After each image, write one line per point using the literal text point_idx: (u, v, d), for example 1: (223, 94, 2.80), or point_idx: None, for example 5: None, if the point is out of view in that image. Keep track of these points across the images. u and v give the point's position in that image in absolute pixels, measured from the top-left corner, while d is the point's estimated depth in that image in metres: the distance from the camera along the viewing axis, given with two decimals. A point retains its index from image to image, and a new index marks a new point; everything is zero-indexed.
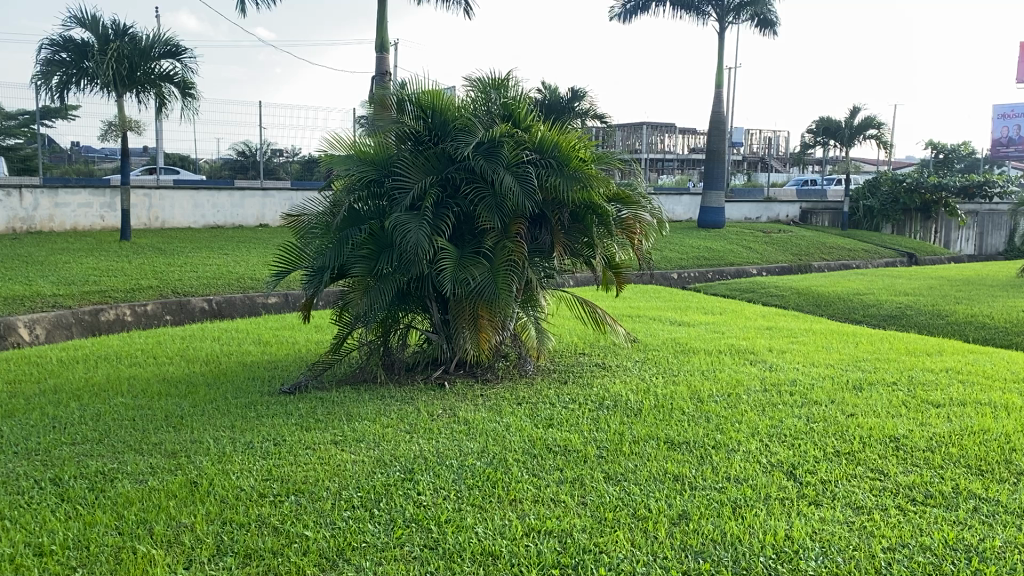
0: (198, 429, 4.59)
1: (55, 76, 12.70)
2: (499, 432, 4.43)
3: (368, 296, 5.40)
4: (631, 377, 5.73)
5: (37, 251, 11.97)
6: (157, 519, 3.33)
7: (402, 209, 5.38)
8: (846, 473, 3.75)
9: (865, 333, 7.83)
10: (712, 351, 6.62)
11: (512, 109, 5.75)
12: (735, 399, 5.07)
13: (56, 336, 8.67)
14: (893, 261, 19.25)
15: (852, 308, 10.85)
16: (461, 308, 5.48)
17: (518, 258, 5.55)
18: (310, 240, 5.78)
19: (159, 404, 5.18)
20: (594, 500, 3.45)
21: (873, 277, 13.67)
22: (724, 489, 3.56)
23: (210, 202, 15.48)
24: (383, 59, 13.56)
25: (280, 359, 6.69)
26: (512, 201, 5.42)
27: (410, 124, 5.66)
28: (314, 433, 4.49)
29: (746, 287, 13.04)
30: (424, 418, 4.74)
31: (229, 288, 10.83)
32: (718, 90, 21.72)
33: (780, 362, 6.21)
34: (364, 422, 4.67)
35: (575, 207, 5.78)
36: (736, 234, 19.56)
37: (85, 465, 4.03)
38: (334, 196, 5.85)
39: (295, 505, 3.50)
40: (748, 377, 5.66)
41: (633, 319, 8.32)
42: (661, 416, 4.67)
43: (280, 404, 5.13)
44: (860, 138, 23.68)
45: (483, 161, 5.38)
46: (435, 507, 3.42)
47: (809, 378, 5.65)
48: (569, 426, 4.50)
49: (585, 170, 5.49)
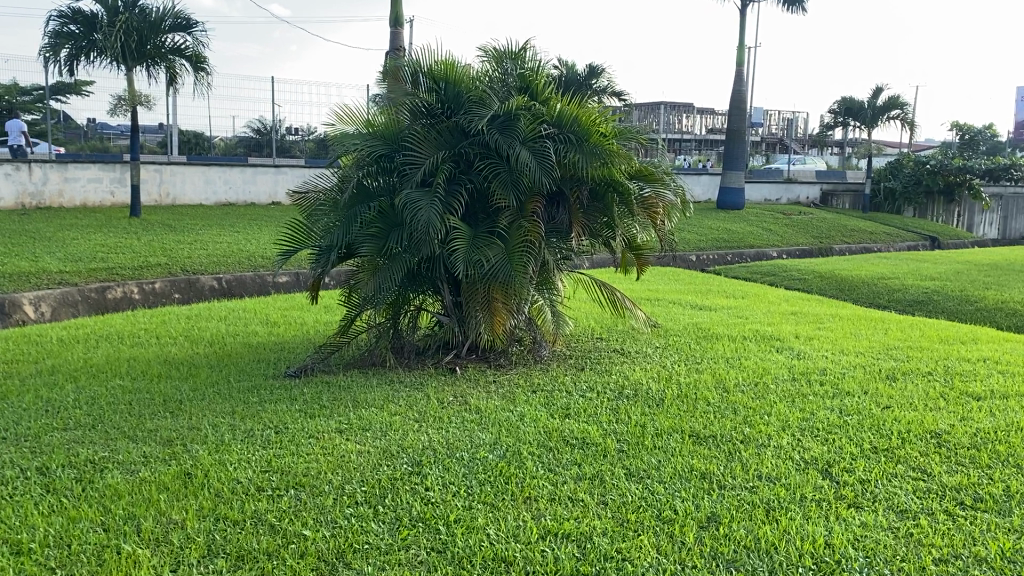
0: (195, 415, 4.37)
1: (64, 49, 12.49)
2: (512, 422, 4.17)
3: (377, 277, 5.15)
4: (651, 364, 5.47)
5: (45, 227, 11.80)
6: (146, 515, 3.12)
7: (413, 185, 5.12)
8: (888, 472, 3.49)
9: (893, 319, 7.52)
10: (735, 337, 6.34)
11: (529, 81, 5.47)
12: (763, 390, 4.80)
13: (61, 313, 8.51)
14: (915, 245, 18.84)
15: (876, 293, 10.51)
16: (474, 291, 5.24)
17: (535, 238, 5.26)
18: (317, 218, 5.54)
19: (158, 388, 4.96)
20: (614, 499, 3.21)
21: (899, 261, 13.30)
22: (757, 490, 3.31)
23: (222, 178, 15.22)
24: (398, 34, 13.24)
25: (287, 340, 6.45)
26: (528, 178, 5.14)
27: (422, 97, 5.39)
28: (318, 420, 4.26)
29: (766, 270, 12.72)
30: (434, 406, 4.49)
31: (239, 266, 10.62)
32: (739, 68, 21.30)
33: (807, 350, 5.92)
34: (370, 410, 4.43)
35: (595, 184, 5.52)
36: (756, 216, 19.21)
37: (75, 453, 3.82)
38: (342, 172, 5.58)
39: (294, 500, 3.27)
40: (775, 366, 5.38)
41: (652, 303, 8.05)
42: (685, 406, 4.42)
43: (284, 389, 4.90)
44: (883, 118, 23.19)
45: (499, 136, 5.10)
46: (444, 505, 3.18)
47: (839, 368, 5.36)
48: (587, 417, 4.24)
49: (605, 145, 5.21)
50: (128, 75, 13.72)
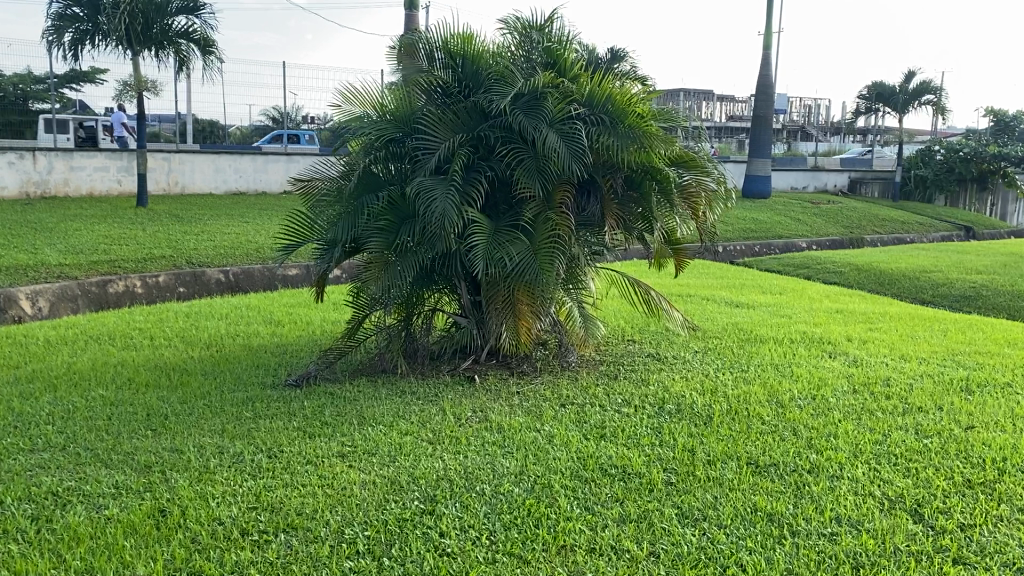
0: (181, 435, 3.84)
1: (68, 33, 12.01)
2: (541, 445, 3.63)
3: (387, 275, 4.59)
4: (692, 372, 4.91)
5: (48, 217, 11.34)
6: (106, 568, 2.60)
7: (426, 173, 4.57)
8: (993, 516, 2.93)
9: (949, 318, 6.93)
10: (782, 340, 5.77)
11: (557, 55, 4.91)
12: (823, 404, 4.25)
13: (60, 309, 8.04)
14: (950, 235, 18.12)
15: (919, 288, 9.89)
16: (496, 291, 4.68)
17: (565, 232, 4.70)
18: (320, 210, 5.01)
19: (143, 399, 4.45)
20: (667, 550, 2.68)
21: (940, 253, 12.64)
22: (838, 539, 2.76)
23: (232, 166, 14.72)
24: (414, 17, 12.68)
25: (291, 343, 5.91)
26: (557, 164, 4.57)
27: (436, 75, 4.86)
28: (318, 442, 3.72)
29: (799, 263, 12.10)
30: (451, 424, 3.95)
31: (248, 258, 10.12)
32: (767, 52, 20.59)
33: (863, 355, 5.34)
34: (378, 428, 3.90)
35: (630, 171, 4.94)
36: (784, 205, 18.53)
37: (36, 482, 3.31)
38: (348, 158, 5.05)
39: (283, 548, 2.74)
40: (831, 374, 4.82)
41: (684, 300, 7.48)
42: (736, 427, 3.87)
43: (283, 401, 4.37)
44: (914, 104, 22.40)
45: (523, 117, 4.55)
46: (462, 556, 2.65)
47: (906, 378, 4.78)
48: (625, 439, 3.70)
49: (642, 126, 4.63)
50: (134, 60, 13.25)
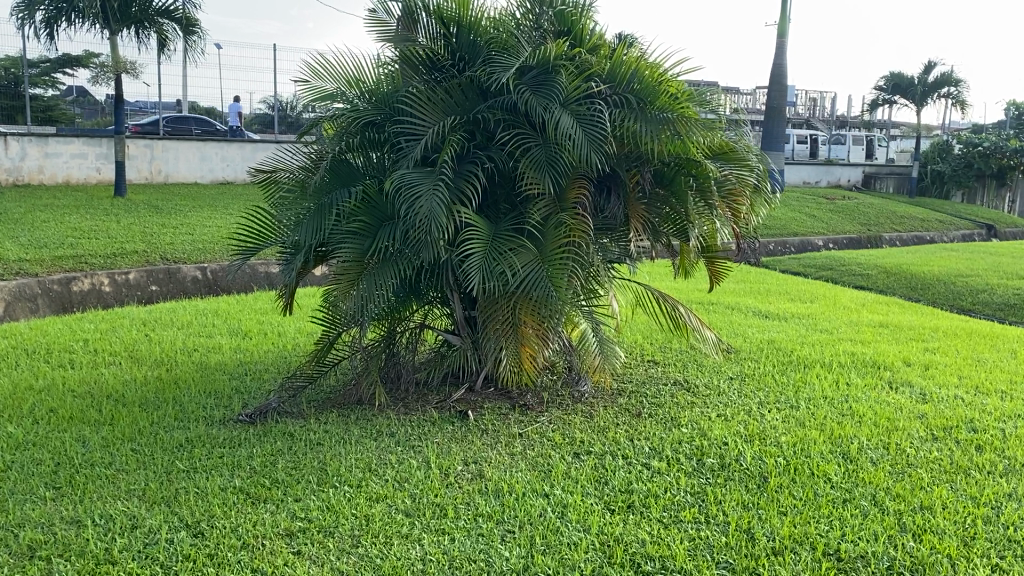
0: (88, 500, 2.98)
1: (41, 10, 11.09)
2: (552, 519, 2.79)
3: (361, 287, 3.71)
4: (731, 408, 4.05)
5: (15, 207, 10.47)
6: None
7: (410, 163, 3.71)
8: None
9: (1011, 335, 6.06)
10: (830, 365, 4.91)
11: (573, 22, 4.05)
12: (900, 457, 3.41)
13: (15, 311, 7.15)
14: (971, 234, 17.26)
15: (957, 295, 9.03)
16: (495, 307, 3.83)
17: (579, 239, 3.86)
18: (282, 207, 4.14)
19: (58, 442, 3.58)
20: None
21: (971, 254, 11.76)
22: None
23: (218, 154, 13.79)
24: None
25: (256, 361, 5.05)
26: (572, 155, 3.72)
27: (425, 46, 3.99)
28: (262, 513, 2.86)
29: (822, 264, 11.22)
30: (436, 484, 3.10)
31: (226, 254, 9.25)
32: (783, 41, 19.66)
33: (931, 387, 4.47)
34: (345, 490, 3.05)
35: (660, 165, 4.09)
36: (798, 200, 17.67)
37: None
38: (320, 146, 4.19)
39: None
40: (901, 414, 3.96)
41: (707, 310, 6.61)
42: (802, 494, 3.02)
43: (230, 447, 3.51)
44: (934, 96, 21.46)
45: (530, 95, 3.69)
46: None
47: (994, 420, 3.92)
48: (662, 513, 2.84)
49: (675, 107, 3.78)
50: (113, 39, 12.34)
